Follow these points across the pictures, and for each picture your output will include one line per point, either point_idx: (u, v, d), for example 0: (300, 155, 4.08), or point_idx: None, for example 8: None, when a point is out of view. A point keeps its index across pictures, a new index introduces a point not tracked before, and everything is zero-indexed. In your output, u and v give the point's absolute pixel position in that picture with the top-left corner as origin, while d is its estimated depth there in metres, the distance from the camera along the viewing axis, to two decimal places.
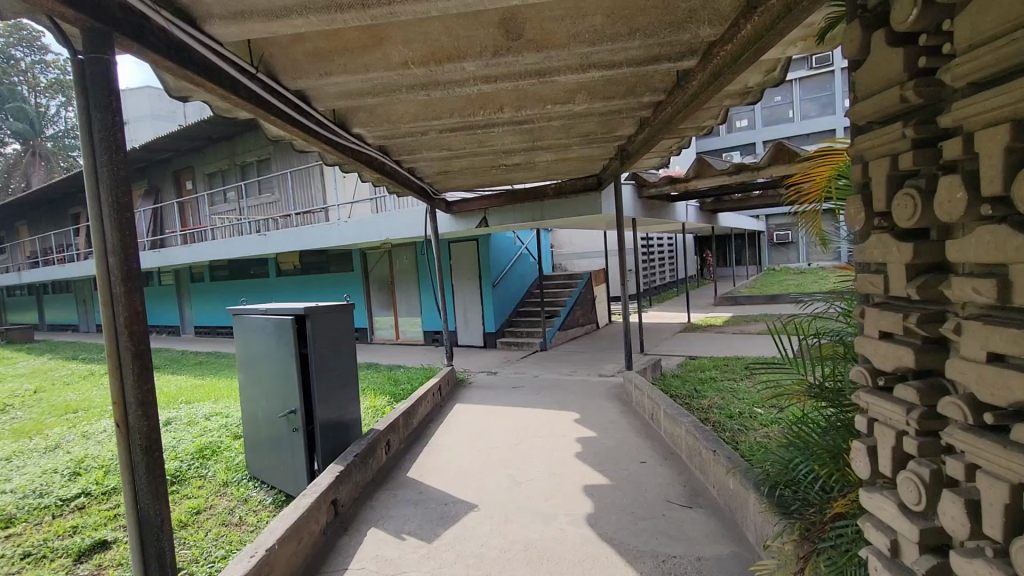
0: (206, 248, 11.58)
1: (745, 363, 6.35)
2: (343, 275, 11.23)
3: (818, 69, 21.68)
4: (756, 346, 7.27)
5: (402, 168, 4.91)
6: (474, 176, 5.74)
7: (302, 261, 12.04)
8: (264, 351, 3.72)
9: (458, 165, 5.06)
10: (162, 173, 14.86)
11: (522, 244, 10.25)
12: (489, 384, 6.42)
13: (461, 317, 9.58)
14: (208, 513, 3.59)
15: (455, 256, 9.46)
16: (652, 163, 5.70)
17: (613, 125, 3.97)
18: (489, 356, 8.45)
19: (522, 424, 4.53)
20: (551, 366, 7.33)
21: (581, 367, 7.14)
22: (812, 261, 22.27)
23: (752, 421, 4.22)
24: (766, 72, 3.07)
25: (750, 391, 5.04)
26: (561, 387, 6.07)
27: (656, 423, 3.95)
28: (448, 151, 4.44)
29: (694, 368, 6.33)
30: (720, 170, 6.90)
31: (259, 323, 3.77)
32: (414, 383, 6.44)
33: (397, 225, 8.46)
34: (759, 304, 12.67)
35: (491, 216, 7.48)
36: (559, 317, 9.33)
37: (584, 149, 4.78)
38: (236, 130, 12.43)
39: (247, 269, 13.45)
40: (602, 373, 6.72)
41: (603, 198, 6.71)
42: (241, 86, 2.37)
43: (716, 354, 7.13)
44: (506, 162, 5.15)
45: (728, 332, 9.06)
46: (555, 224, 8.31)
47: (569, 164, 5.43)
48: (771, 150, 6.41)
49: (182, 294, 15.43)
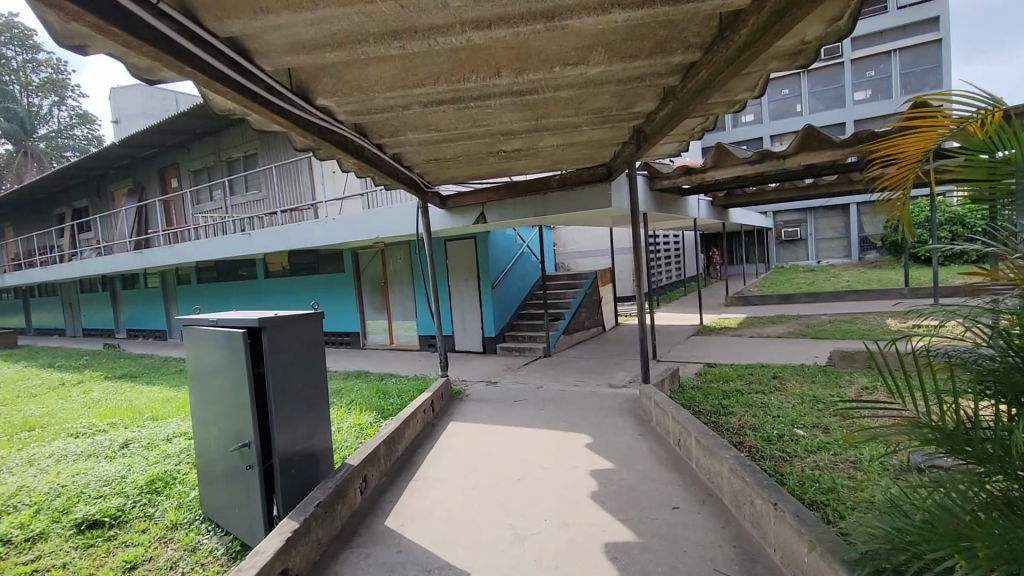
0: (189, 249, 10.95)
1: (769, 372, 5.76)
2: (333, 276, 10.61)
3: (827, 61, 21.07)
4: (779, 352, 6.64)
5: (385, 154, 4.29)
6: (469, 165, 5.11)
7: (291, 263, 11.41)
8: (216, 369, 3.10)
9: (452, 150, 4.44)
10: (145, 170, 14.24)
11: (523, 242, 9.66)
12: (488, 397, 5.80)
13: (459, 321, 8.96)
14: (146, 567, 2.97)
15: (452, 256, 8.84)
16: (670, 149, 5.09)
17: (631, 97, 3.34)
18: (488, 364, 7.82)
19: (525, 449, 3.92)
20: (556, 375, 6.71)
21: (589, 376, 6.50)
22: (822, 259, 21.62)
23: (794, 448, 3.61)
24: (830, 22, 2.43)
25: (783, 408, 4.47)
26: (568, 401, 5.44)
27: (684, 451, 3.32)
28: (436, 133, 3.81)
29: (714, 378, 5.72)
30: (741, 158, 6.27)
31: (209, 336, 3.13)
32: (404, 396, 5.81)
33: (388, 222, 7.83)
34: (774, 305, 12.01)
35: (488, 211, 6.83)
36: (563, 320, 8.71)
37: (594, 131, 4.17)
38: (221, 125, 11.79)
39: (234, 270, 12.82)
40: (612, 384, 6.11)
41: (614, 190, 6.09)
42: (138, 22, 1.75)
43: (737, 360, 6.51)
44: (506, 147, 4.53)
45: (745, 336, 8.42)
46: (557, 220, 7.68)
47: (576, 150, 4.82)
48: (800, 136, 5.84)
49: (169, 297, 14.82)
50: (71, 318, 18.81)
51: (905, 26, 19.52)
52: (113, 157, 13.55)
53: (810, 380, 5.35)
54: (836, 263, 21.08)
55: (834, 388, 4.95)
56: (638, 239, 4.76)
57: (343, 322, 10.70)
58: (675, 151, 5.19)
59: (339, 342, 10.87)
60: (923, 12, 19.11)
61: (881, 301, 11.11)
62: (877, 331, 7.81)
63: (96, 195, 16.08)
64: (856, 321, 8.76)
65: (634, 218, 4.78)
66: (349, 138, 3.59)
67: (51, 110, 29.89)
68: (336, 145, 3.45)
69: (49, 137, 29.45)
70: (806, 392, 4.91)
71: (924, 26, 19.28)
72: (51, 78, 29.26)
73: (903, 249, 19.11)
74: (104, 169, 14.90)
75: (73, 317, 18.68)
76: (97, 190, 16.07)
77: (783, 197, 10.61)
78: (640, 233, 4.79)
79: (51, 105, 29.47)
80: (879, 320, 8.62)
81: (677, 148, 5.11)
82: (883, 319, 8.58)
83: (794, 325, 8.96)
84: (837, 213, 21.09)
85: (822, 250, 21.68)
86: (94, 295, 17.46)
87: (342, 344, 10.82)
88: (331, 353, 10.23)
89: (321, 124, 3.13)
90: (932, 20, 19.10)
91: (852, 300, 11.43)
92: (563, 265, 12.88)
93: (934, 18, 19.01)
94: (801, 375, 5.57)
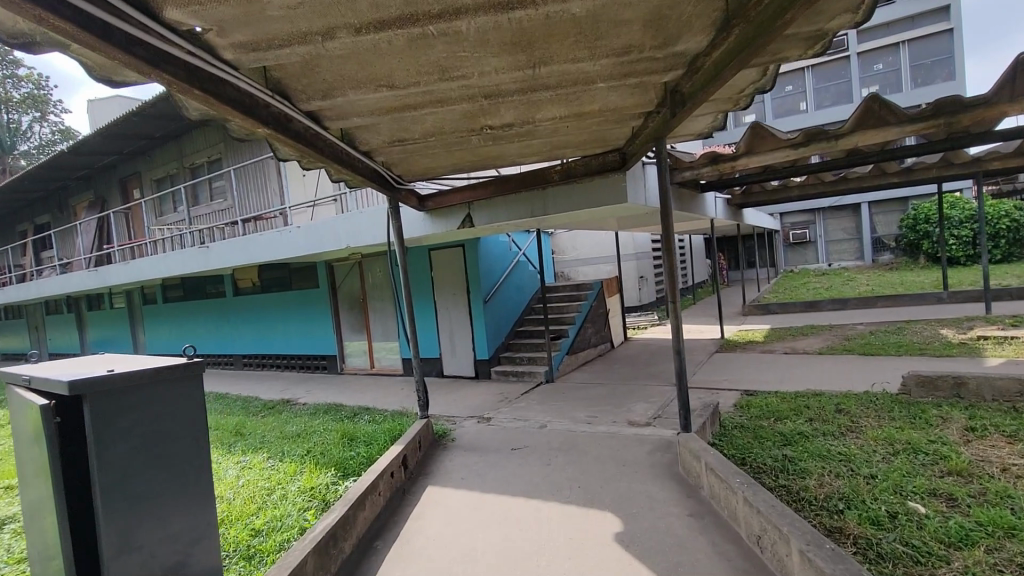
0: (146, 267, 9.75)
1: (829, 404, 4.58)
2: (308, 293, 9.47)
3: (831, 56, 20.17)
4: (832, 376, 5.49)
5: (326, 131, 3.13)
6: (446, 149, 3.97)
7: (262, 278, 10.26)
8: (30, 455, 1.93)
9: (419, 124, 3.33)
10: (107, 182, 13.06)
11: (518, 249, 8.53)
12: (478, 443, 4.62)
13: (446, 341, 7.80)
14: None
15: (437, 266, 7.74)
16: (704, 123, 4.00)
17: (675, 17, 2.22)
18: (481, 394, 6.63)
19: (526, 538, 2.75)
20: (561, 408, 5.53)
21: (602, 410, 5.32)
22: (833, 262, 20.52)
23: (928, 540, 2.44)
24: None
25: (872, 463, 3.30)
26: (578, 447, 4.27)
27: (778, 561, 2.16)
28: (391, 92, 2.66)
29: (759, 414, 4.54)
30: (782, 140, 5.17)
31: (18, 399, 1.97)
32: (373, 444, 4.56)
33: (359, 229, 6.69)
34: (797, 313, 10.87)
35: (475, 214, 5.67)
36: (567, 338, 7.58)
37: (610, 92, 3.06)
38: (182, 127, 10.65)
39: (202, 288, 11.62)
40: (633, 421, 4.93)
41: (630, 185, 4.92)
42: None
43: (780, 386, 5.38)
44: (491, 121, 3.42)
45: (778, 353, 7.26)
46: (554, 225, 6.62)
47: (584, 125, 3.71)
48: (858, 109, 4.75)
49: (135, 318, 13.56)
50: (38, 341, 17.55)
51: (911, 17, 18.73)
52: (69, 167, 12.36)
53: (889, 415, 4.19)
54: (849, 265, 20.00)
55: (929, 429, 3.79)
56: (670, 229, 3.51)
57: (319, 344, 9.48)
58: (710, 127, 4.11)
59: (315, 367, 9.62)
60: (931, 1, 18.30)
61: (917, 306, 10.01)
62: (933, 344, 6.68)
63: (57, 211, 14.90)
64: (902, 332, 7.63)
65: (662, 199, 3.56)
66: (257, 98, 2.47)
67: (32, 125, 28.43)
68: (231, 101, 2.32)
69: (29, 155, 28.22)
70: (889, 434, 3.76)
71: (934, 17, 18.46)
72: (31, 93, 27.96)
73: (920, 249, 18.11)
74: (63, 181, 13.71)
75: (40, 341, 17.46)
76: (58, 205, 14.89)
77: (805, 194, 9.54)
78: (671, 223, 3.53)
79: (33, 121, 28.14)
80: (929, 330, 7.49)
81: (713, 122, 4.02)
82: (934, 330, 7.46)
83: (830, 338, 7.82)
84: (848, 212, 20.03)
85: (833, 252, 20.58)
86: (60, 318, 16.17)
87: (318, 369, 9.58)
88: (304, 380, 9.00)
89: (190, 60, 2.02)
90: (941, 10, 18.29)
91: (885, 306, 10.32)
92: (563, 275, 11.74)
93: (944, 7, 18.16)
94: (869, 407, 4.42)
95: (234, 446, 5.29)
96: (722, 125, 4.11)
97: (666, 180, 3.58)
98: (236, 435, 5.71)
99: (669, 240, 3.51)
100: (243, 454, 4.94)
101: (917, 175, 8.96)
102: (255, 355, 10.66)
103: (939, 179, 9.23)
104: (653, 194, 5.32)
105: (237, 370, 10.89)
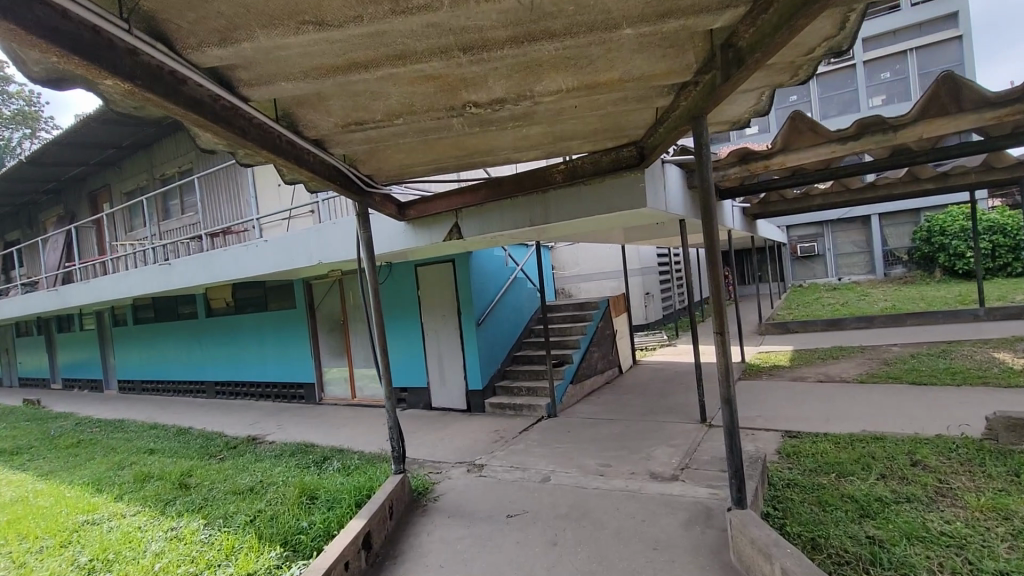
0: (106, 285, 8.85)
1: (900, 454, 3.73)
2: (284, 314, 8.60)
3: (837, 65, 19.52)
4: (888, 416, 4.60)
5: (248, 105, 2.28)
6: (421, 138, 3.12)
7: (236, 298, 9.39)
8: None
9: (381, 96, 2.52)
10: (76, 196, 12.23)
11: (516, 265, 7.70)
12: (465, 505, 3.73)
13: (435, 369, 6.92)
14: None
15: (424, 284, 6.90)
16: (746, 105, 3.20)
17: None
18: (472, 432, 5.72)
19: None
20: (565, 454, 4.63)
21: (616, 458, 4.44)
22: (843, 276, 19.67)
23: None
24: None
25: (996, 555, 2.48)
26: (591, 513, 3.39)
27: None
28: (326, 36, 1.82)
29: (813, 467, 3.68)
30: (828, 132, 4.35)
31: None
32: (335, 508, 3.66)
33: (331, 241, 5.81)
34: (818, 332, 10.00)
35: (463, 222, 4.81)
36: (570, 364, 6.69)
37: (636, 46, 2.24)
38: (152, 135, 9.83)
39: (173, 307, 10.72)
40: (656, 473, 4.04)
41: (651, 184, 4.05)
42: None
43: (826, 428, 4.52)
44: (477, 96, 2.60)
45: (809, 381, 6.38)
46: (555, 236, 5.78)
47: (599, 103, 2.87)
48: (924, 96, 3.93)
49: (105, 340, 12.63)
50: (9, 365, 16.57)
51: (919, 25, 18.10)
52: (34, 179, 11.50)
53: (984, 473, 3.34)
54: (861, 280, 19.16)
55: None
56: (715, 233, 2.65)
57: (295, 370, 8.58)
58: (751, 111, 3.32)
59: (291, 396, 8.70)
60: (939, 7, 17.70)
61: (951, 324, 9.17)
62: (991, 371, 5.79)
63: (27, 226, 14.04)
64: (947, 355, 6.77)
65: (705, 192, 2.70)
66: (114, 38, 1.64)
67: (21, 143, 27.56)
68: (54, 31, 1.50)
69: None
70: (998, 504, 2.93)
71: (941, 24, 17.85)
72: (22, 109, 26.91)
73: (936, 262, 17.32)
74: (31, 195, 12.85)
75: (10, 365, 16.49)
76: (29, 220, 14.04)
77: (827, 203, 8.76)
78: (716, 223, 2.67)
79: (22, 138, 27.14)
80: (979, 353, 6.63)
81: (756, 105, 3.23)
82: (983, 353, 6.60)
83: (865, 363, 6.95)
84: (859, 225, 19.26)
85: (843, 265, 19.75)
86: (30, 340, 15.19)
87: (295, 399, 8.65)
88: (277, 411, 8.08)
89: None
90: (949, 16, 17.68)
91: (915, 324, 9.47)
92: (563, 292, 10.91)
93: (953, 14, 17.58)
94: (953, 459, 3.58)
95: (172, 505, 4.36)
96: (765, 109, 3.31)
97: (706, 170, 2.72)
98: (181, 485, 4.79)
99: (713, 247, 2.65)
100: (179, 517, 4.02)
101: (953, 182, 8.16)
102: (228, 382, 9.74)
103: (975, 186, 8.45)
104: (674, 197, 4.47)
105: (209, 398, 9.96)
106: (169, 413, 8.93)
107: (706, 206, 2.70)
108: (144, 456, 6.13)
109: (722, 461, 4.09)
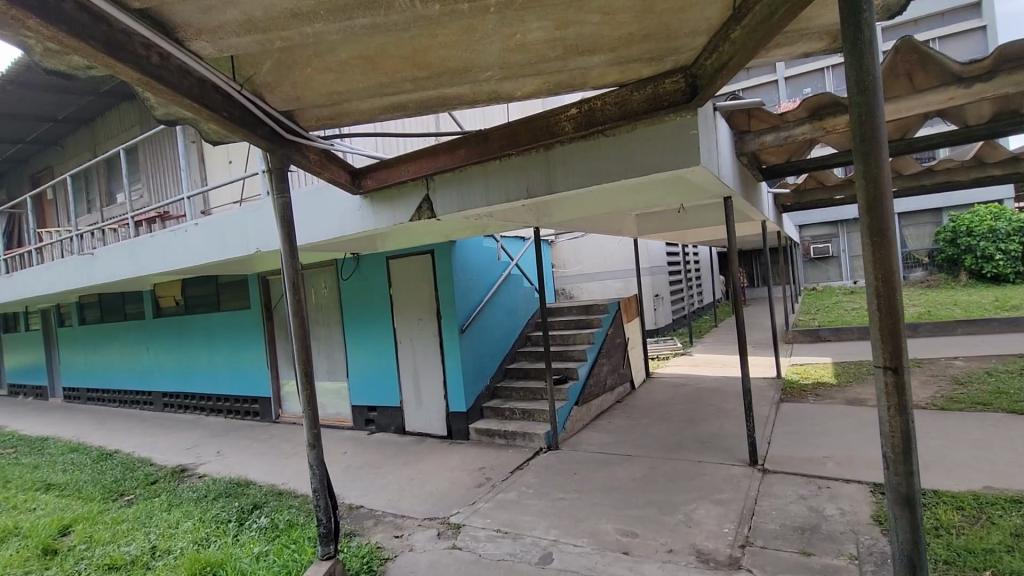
0: (29, 279, 7.56)
1: None
2: (238, 315, 7.34)
3: None
4: (1009, 469, 3.35)
5: None
6: (338, 24, 1.84)
7: (186, 296, 8.13)
8: None
9: None
10: (18, 179, 10.94)
11: (511, 260, 6.44)
12: None
13: (410, 385, 5.65)
14: None
15: (397, 281, 5.67)
16: None
17: None
18: (451, 469, 4.47)
19: None
20: (570, 514, 3.39)
21: (643, 521, 3.20)
22: (859, 279, 18.38)
23: None
24: None
25: None
26: None
27: None
28: None
29: (950, 557, 2.45)
30: (946, 64, 3.04)
31: None
32: None
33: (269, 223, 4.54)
34: (854, 340, 8.77)
35: (435, 193, 3.53)
36: (576, 381, 5.43)
37: None
38: (91, 108, 8.54)
39: (120, 306, 9.42)
40: (704, 551, 2.81)
41: (704, 134, 2.78)
42: None
43: (929, 482, 3.28)
44: None
45: (870, 405, 5.13)
46: (556, 220, 4.54)
47: None
48: None
49: (51, 341, 11.29)
50: None
51: (942, 14, 16.91)
52: None
53: None
54: None
55: None
56: (884, 172, 1.51)
57: (250, 383, 7.30)
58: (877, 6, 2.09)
59: (245, 413, 7.45)
60: None
61: (1010, 334, 7.92)
62: None
63: None
64: None
65: (864, 96, 1.54)
66: None
67: None
68: None
69: None
70: None
71: (965, 12, 16.62)
72: None
73: (960, 264, 16.09)
74: None
75: None
76: None
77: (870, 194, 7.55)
78: (885, 155, 1.52)
79: None
80: None
81: None
82: None
83: (931, 382, 5.71)
84: None
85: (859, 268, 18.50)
86: None
87: (249, 416, 7.40)
88: (225, 431, 6.80)
89: None
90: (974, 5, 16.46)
91: (966, 334, 8.22)
92: (562, 293, 9.69)
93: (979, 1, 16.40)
94: None
95: None
96: (906, 1, 2.06)
97: (873, 56, 1.54)
98: (45, 549, 3.50)
99: (878, 198, 1.52)
100: None
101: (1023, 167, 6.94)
102: (177, 394, 8.46)
103: None
104: (724, 159, 3.20)
105: (156, 412, 8.67)
106: (103, 430, 7.64)
107: (864, 122, 1.55)
108: (36, 493, 4.82)
109: (797, 533, 2.87)
